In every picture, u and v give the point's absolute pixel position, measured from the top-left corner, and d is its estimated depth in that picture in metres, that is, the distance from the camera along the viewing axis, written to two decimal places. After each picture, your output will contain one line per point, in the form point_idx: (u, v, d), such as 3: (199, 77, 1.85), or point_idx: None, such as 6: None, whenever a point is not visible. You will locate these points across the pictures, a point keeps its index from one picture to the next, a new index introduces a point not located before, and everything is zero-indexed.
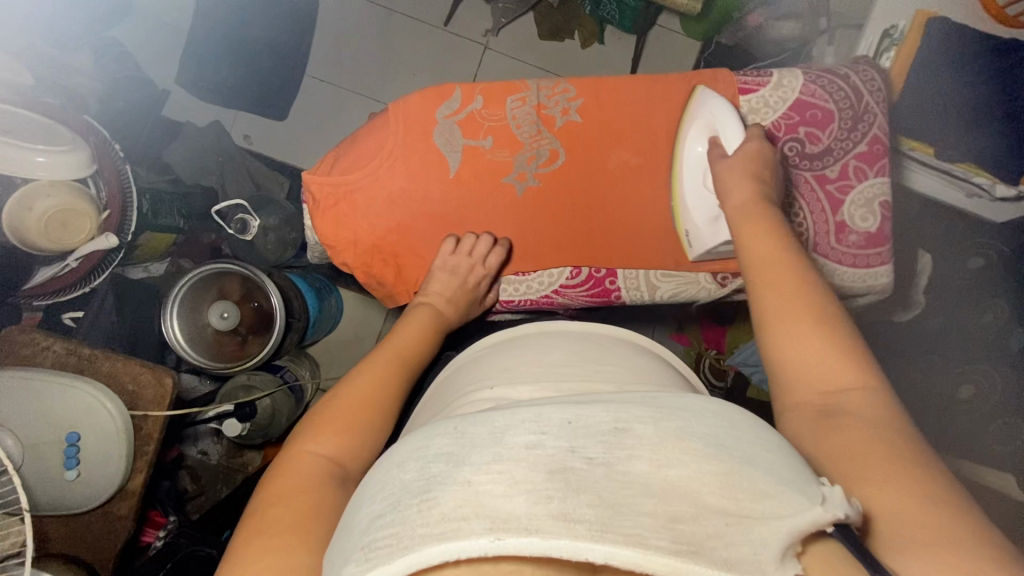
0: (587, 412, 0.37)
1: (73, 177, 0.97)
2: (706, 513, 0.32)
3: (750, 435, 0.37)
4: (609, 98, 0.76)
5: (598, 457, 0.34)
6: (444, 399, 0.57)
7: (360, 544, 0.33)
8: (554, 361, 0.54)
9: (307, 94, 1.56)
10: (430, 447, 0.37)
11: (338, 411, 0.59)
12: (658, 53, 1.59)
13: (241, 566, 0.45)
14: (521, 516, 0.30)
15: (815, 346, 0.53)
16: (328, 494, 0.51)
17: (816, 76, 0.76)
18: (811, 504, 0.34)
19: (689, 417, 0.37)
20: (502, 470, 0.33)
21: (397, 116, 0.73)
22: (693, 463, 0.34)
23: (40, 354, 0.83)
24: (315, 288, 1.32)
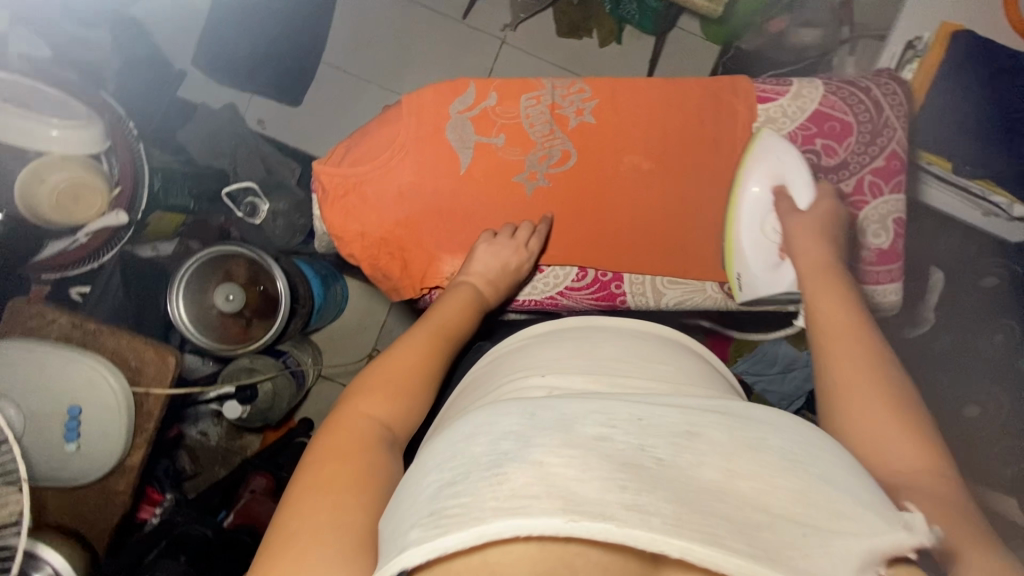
0: (664, 411, 0.41)
1: (85, 152, 0.98)
2: (779, 522, 0.34)
3: (784, 440, 0.40)
4: (624, 101, 0.75)
5: (666, 458, 0.37)
6: (483, 385, 0.57)
7: (432, 508, 0.36)
8: (607, 354, 0.55)
9: (322, 80, 1.56)
10: (498, 424, 0.40)
11: (391, 375, 0.59)
12: (676, 56, 1.58)
13: (301, 513, 0.46)
14: (594, 501, 0.33)
15: (868, 369, 0.55)
16: (380, 459, 0.52)
17: (836, 88, 0.75)
18: (896, 529, 0.36)
19: (768, 431, 0.41)
20: (571, 456, 0.36)
21: (410, 109, 0.72)
22: (768, 475, 0.37)
23: (47, 327, 0.84)
24: (320, 275, 1.33)
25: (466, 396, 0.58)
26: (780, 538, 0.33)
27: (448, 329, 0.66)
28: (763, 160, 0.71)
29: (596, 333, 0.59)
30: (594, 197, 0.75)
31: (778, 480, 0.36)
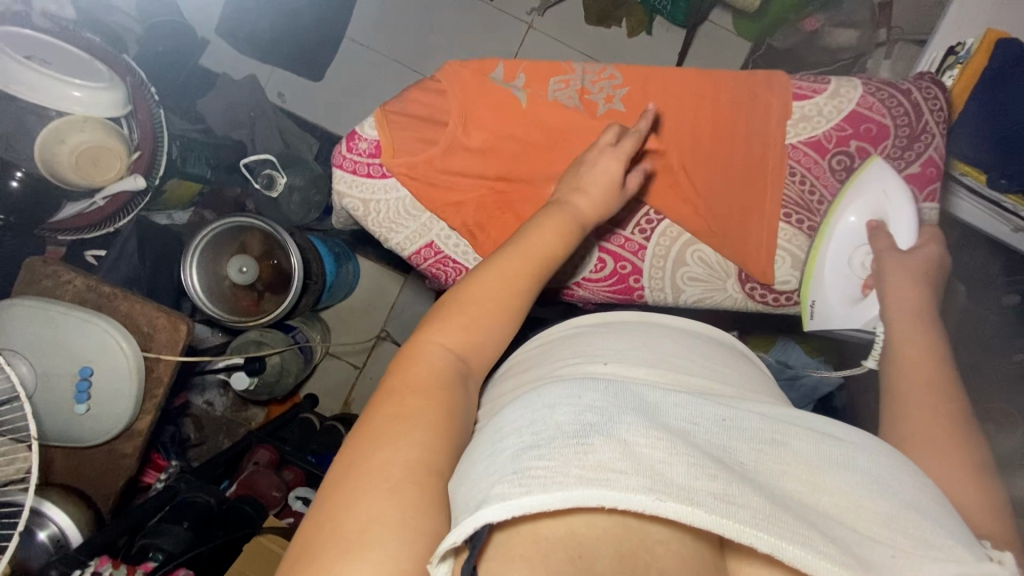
0: (743, 415, 0.42)
1: (105, 115, 0.97)
2: (862, 538, 0.36)
3: (823, 447, 0.40)
4: (656, 87, 0.73)
5: (749, 464, 0.38)
6: (532, 363, 0.56)
7: (512, 467, 0.35)
8: (669, 351, 0.53)
9: (345, 56, 1.54)
10: (583, 395, 0.39)
11: (472, 304, 0.53)
12: (706, 50, 1.54)
13: (379, 448, 0.43)
14: (681, 484, 0.34)
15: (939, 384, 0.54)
16: (457, 396, 0.49)
17: (876, 89, 0.73)
18: (981, 557, 0.37)
19: (853, 451, 0.41)
20: (659, 438, 0.36)
21: (449, 86, 0.73)
22: (850, 491, 0.38)
23: (62, 288, 0.84)
24: (333, 253, 1.33)
25: (511, 377, 0.57)
26: (865, 553, 0.35)
27: (539, 261, 0.57)
28: (867, 190, 0.69)
29: (655, 327, 0.58)
30: None
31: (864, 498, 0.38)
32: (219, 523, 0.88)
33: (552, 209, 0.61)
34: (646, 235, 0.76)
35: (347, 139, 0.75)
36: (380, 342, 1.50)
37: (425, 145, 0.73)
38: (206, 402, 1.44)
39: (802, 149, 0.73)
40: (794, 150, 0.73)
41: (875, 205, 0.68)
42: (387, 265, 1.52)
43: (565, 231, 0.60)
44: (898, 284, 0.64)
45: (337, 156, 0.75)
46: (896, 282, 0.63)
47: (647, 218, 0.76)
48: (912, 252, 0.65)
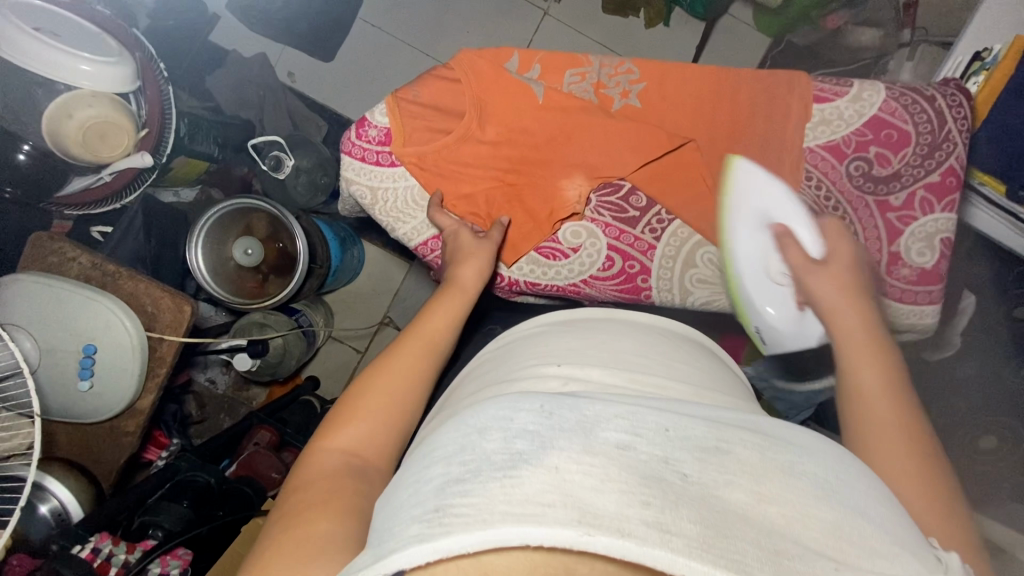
0: (688, 423, 0.38)
1: (113, 91, 0.96)
2: (808, 552, 0.31)
3: (811, 463, 0.37)
4: (673, 84, 0.72)
5: (691, 475, 0.34)
6: (497, 365, 0.56)
7: (435, 503, 0.34)
8: (624, 349, 0.53)
9: (356, 37, 1.52)
10: (514, 420, 0.38)
11: (364, 402, 0.56)
12: (725, 44, 1.51)
13: (275, 549, 0.45)
14: (612, 515, 0.31)
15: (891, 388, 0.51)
16: (354, 486, 0.50)
17: (899, 94, 0.71)
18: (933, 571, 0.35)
19: (800, 453, 0.38)
20: (593, 463, 0.34)
21: (464, 74, 0.71)
22: (805, 500, 0.34)
23: (67, 264, 0.84)
24: (339, 238, 1.32)
25: (470, 380, 0.57)
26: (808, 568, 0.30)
27: (432, 340, 0.61)
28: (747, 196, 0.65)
29: (616, 330, 0.57)
30: None
31: (812, 507, 0.34)
32: (219, 503, 0.88)
33: (444, 289, 0.65)
34: (656, 234, 0.75)
35: (356, 125, 0.74)
36: (382, 329, 1.50)
37: (435, 136, 0.73)
38: (208, 379, 1.44)
39: (820, 153, 0.71)
40: (812, 153, 0.71)
41: (762, 213, 0.65)
42: (391, 252, 1.51)
43: (457, 306, 0.64)
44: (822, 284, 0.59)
45: (346, 142, 0.74)
46: (818, 284, 0.59)
47: (658, 218, 0.74)
48: (820, 255, 0.60)
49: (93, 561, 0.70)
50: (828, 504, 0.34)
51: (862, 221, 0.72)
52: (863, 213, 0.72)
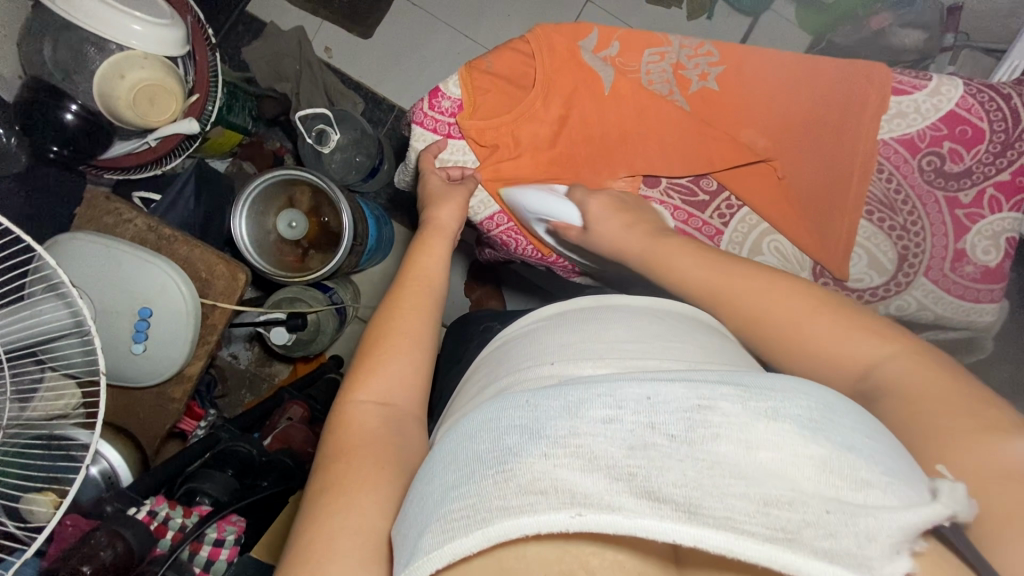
0: (666, 388, 0.37)
1: (165, 53, 0.96)
2: (802, 498, 0.30)
3: (789, 405, 0.35)
4: (751, 69, 0.70)
5: (681, 434, 0.34)
6: (496, 367, 0.53)
7: (436, 514, 0.35)
8: (618, 337, 0.49)
9: (395, 15, 1.50)
10: (502, 420, 0.38)
11: (374, 354, 0.53)
12: (765, 38, 1.50)
13: (312, 528, 0.42)
14: (601, 492, 0.32)
15: (761, 287, 0.52)
16: (391, 446, 0.48)
17: (976, 91, 0.70)
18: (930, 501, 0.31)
19: (778, 396, 0.36)
20: (580, 445, 0.34)
21: (540, 44, 0.69)
22: (794, 445, 0.33)
23: (122, 226, 0.83)
24: (376, 216, 1.29)
25: (472, 382, 0.56)
26: (800, 516, 0.30)
27: (428, 278, 0.59)
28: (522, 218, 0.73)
29: (598, 312, 0.54)
30: (706, 165, 0.71)
31: (794, 454, 0.32)
32: (261, 473, 0.86)
33: (424, 230, 0.64)
34: (725, 220, 0.73)
35: (429, 96, 0.72)
36: None
37: (507, 109, 0.71)
38: (231, 355, 1.44)
39: (893, 146, 0.71)
40: (885, 146, 0.71)
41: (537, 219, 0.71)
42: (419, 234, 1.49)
43: (445, 245, 0.63)
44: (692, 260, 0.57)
45: (417, 113, 0.73)
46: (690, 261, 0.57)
47: (727, 203, 0.73)
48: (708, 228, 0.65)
49: (150, 523, 0.70)
50: (817, 443, 0.33)
51: (930, 216, 0.72)
52: (932, 209, 0.72)
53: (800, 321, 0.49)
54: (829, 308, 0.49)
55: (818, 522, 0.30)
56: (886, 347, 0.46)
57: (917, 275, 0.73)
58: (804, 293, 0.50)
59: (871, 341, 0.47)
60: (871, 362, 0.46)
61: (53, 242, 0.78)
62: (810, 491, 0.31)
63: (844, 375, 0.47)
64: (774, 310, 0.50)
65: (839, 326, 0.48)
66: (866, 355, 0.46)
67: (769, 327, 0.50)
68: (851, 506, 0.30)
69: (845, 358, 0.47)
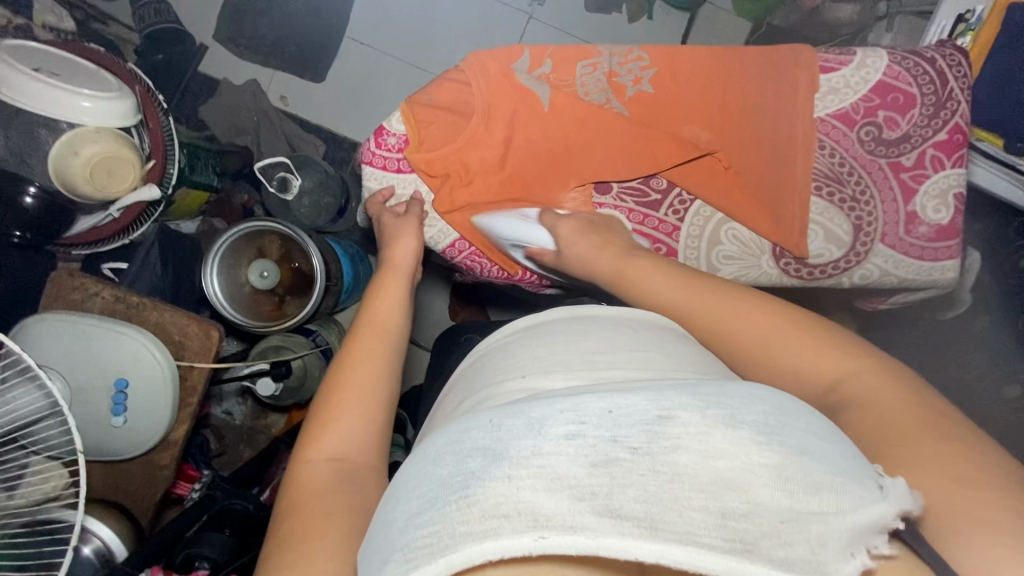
0: (629, 398, 0.37)
1: (117, 125, 0.97)
2: (757, 510, 0.32)
3: (747, 410, 0.36)
4: (682, 65, 0.71)
5: (642, 447, 0.34)
6: (471, 384, 0.53)
7: (400, 543, 0.35)
8: (587, 349, 0.50)
9: (345, 56, 1.53)
10: (467, 440, 0.38)
11: (333, 405, 0.54)
12: (707, 30, 1.54)
13: None
14: (563, 513, 0.32)
15: (722, 303, 0.53)
16: (344, 498, 0.48)
17: (901, 59, 0.73)
18: (882, 502, 0.34)
19: (737, 403, 0.37)
20: (542, 465, 0.34)
21: (474, 71, 0.70)
22: (746, 455, 0.34)
23: (90, 300, 0.83)
24: (350, 255, 1.30)
25: (447, 401, 0.56)
26: (754, 527, 0.31)
27: (384, 326, 0.60)
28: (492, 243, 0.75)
29: (573, 326, 0.54)
30: (653, 166, 0.72)
31: (750, 462, 0.33)
32: (259, 528, 0.86)
33: (382, 276, 0.66)
34: (680, 215, 0.75)
35: (375, 135, 0.74)
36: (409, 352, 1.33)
37: (451, 137, 0.72)
38: (225, 412, 1.43)
39: (830, 122, 0.73)
40: (823, 123, 0.73)
41: (512, 244, 0.73)
42: None
43: (401, 286, 0.65)
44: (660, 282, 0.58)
45: (365, 152, 0.74)
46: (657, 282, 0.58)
47: (679, 199, 0.75)
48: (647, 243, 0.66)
49: None
50: (770, 450, 0.34)
51: (877, 183, 0.73)
52: (878, 176, 0.73)
53: (764, 333, 0.50)
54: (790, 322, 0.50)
55: (771, 532, 0.31)
56: (848, 363, 0.48)
57: (874, 242, 0.74)
58: (768, 309, 0.52)
59: (833, 355, 0.48)
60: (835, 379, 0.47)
61: (22, 327, 0.78)
62: (768, 498, 0.33)
63: (811, 390, 0.48)
64: (738, 323, 0.52)
65: (803, 341, 0.49)
66: (831, 371, 0.48)
67: (738, 344, 0.52)
68: (796, 516, 0.32)
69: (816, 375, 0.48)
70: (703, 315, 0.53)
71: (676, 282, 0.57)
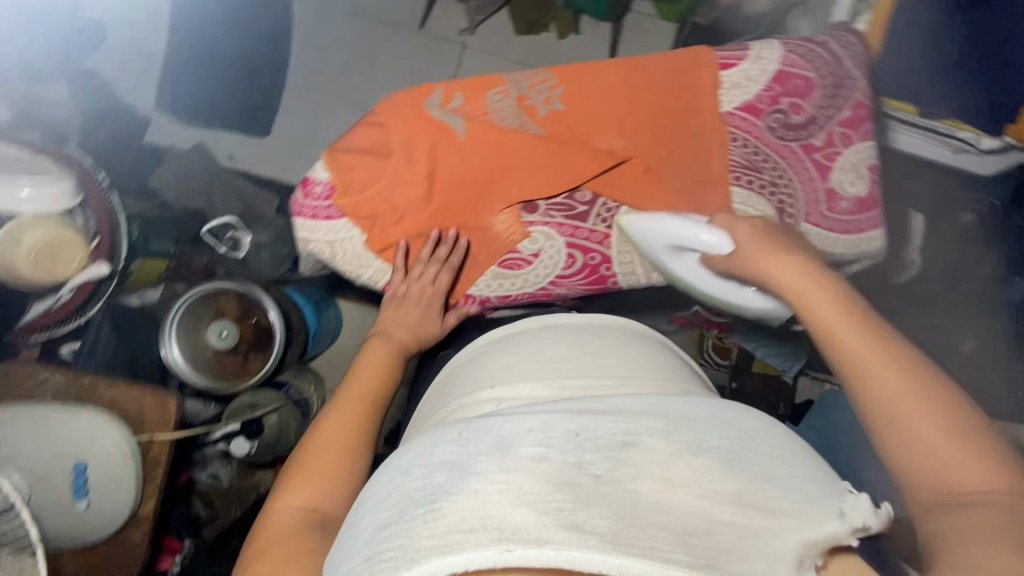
0: (593, 424, 0.44)
1: (58, 209, 0.97)
2: (713, 527, 0.39)
3: (715, 439, 0.44)
4: (589, 81, 0.74)
5: (604, 474, 0.40)
6: (448, 398, 0.65)
7: (369, 552, 0.40)
8: (556, 360, 0.62)
9: (288, 107, 1.56)
10: (436, 456, 0.45)
11: (319, 459, 0.59)
12: (636, 36, 1.58)
13: None
14: (528, 527, 0.37)
15: (886, 365, 0.51)
16: (306, 543, 0.51)
17: (795, 46, 0.76)
18: (831, 519, 0.41)
19: (703, 433, 0.44)
20: (508, 481, 0.40)
21: (390, 114, 0.73)
22: (703, 479, 0.41)
23: (41, 386, 0.82)
24: (313, 300, 1.31)
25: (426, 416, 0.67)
26: (713, 544, 0.38)
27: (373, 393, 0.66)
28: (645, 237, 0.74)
29: (544, 339, 0.66)
30: (573, 180, 0.74)
31: (706, 482, 0.41)
32: None
33: (371, 344, 0.72)
34: (608, 223, 0.76)
35: (301, 185, 0.74)
36: None
37: (375, 179, 0.73)
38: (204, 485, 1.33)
39: (738, 115, 0.75)
40: (732, 117, 0.75)
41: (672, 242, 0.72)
42: (365, 305, 1.50)
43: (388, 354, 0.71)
44: (795, 280, 0.58)
45: (294, 204, 0.75)
46: (792, 280, 0.58)
47: (605, 208, 0.76)
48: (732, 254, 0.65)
49: None
50: (729, 477, 0.41)
51: (792, 166, 0.76)
52: (792, 159, 0.76)
53: (918, 408, 0.49)
54: (941, 409, 0.49)
55: (729, 547, 0.38)
56: (993, 474, 0.46)
57: (799, 223, 0.77)
58: (938, 393, 0.49)
59: (975, 457, 0.47)
60: (967, 481, 0.46)
61: None
62: (724, 516, 0.39)
63: (937, 489, 0.47)
64: (893, 387, 0.50)
65: (949, 435, 0.48)
66: (969, 477, 0.46)
67: (885, 408, 0.50)
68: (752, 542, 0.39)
69: (949, 472, 0.47)
70: (863, 366, 0.51)
71: (836, 309, 0.54)
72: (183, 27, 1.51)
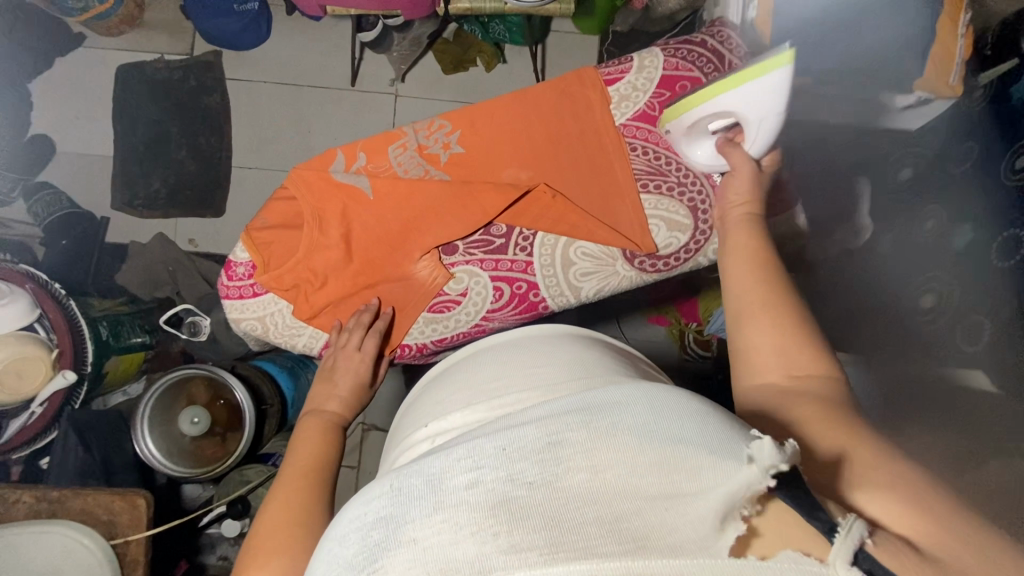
0: (517, 430, 0.31)
1: (17, 326, 0.99)
2: (634, 503, 0.27)
3: (629, 415, 0.30)
4: (482, 120, 0.77)
5: (537, 478, 0.28)
6: (390, 452, 0.50)
7: None
8: (483, 380, 0.48)
9: (238, 184, 1.59)
10: (368, 510, 0.30)
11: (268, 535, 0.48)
12: (560, 56, 1.63)
13: None
14: (470, 560, 0.26)
15: (748, 269, 0.57)
16: None
17: (675, 50, 0.79)
18: (740, 465, 0.28)
19: (618, 412, 0.31)
20: (445, 516, 0.27)
21: (298, 184, 0.76)
22: (621, 462, 0.28)
23: (11, 509, 0.83)
24: (288, 367, 1.31)
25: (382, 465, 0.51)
26: (641, 521, 0.27)
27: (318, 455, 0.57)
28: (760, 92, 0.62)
29: (475, 360, 0.53)
30: (483, 216, 0.75)
31: (624, 464, 0.28)
32: None
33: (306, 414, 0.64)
34: (528, 251, 0.77)
35: (225, 270, 0.78)
36: (365, 437, 1.31)
37: (294, 251, 0.76)
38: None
39: (633, 125, 0.78)
40: (627, 128, 0.78)
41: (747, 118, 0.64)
42: None
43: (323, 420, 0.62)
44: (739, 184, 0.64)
45: (222, 288, 0.78)
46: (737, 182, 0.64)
47: (522, 236, 0.77)
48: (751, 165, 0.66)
49: None
50: (644, 449, 0.29)
51: None
52: None
53: (760, 303, 0.54)
54: (777, 309, 0.53)
55: (653, 522, 0.27)
56: (816, 367, 0.49)
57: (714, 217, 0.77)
58: (788, 296, 0.54)
59: (802, 350, 0.50)
60: (800, 373, 0.49)
61: None
62: (640, 495, 0.28)
63: (771, 378, 0.50)
64: (742, 284, 0.56)
65: (781, 335, 0.52)
66: (798, 371, 0.49)
67: (738, 303, 0.56)
68: (668, 523, 0.27)
69: (775, 361, 0.51)
70: (732, 269, 0.58)
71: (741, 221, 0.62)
72: (129, 129, 1.57)
